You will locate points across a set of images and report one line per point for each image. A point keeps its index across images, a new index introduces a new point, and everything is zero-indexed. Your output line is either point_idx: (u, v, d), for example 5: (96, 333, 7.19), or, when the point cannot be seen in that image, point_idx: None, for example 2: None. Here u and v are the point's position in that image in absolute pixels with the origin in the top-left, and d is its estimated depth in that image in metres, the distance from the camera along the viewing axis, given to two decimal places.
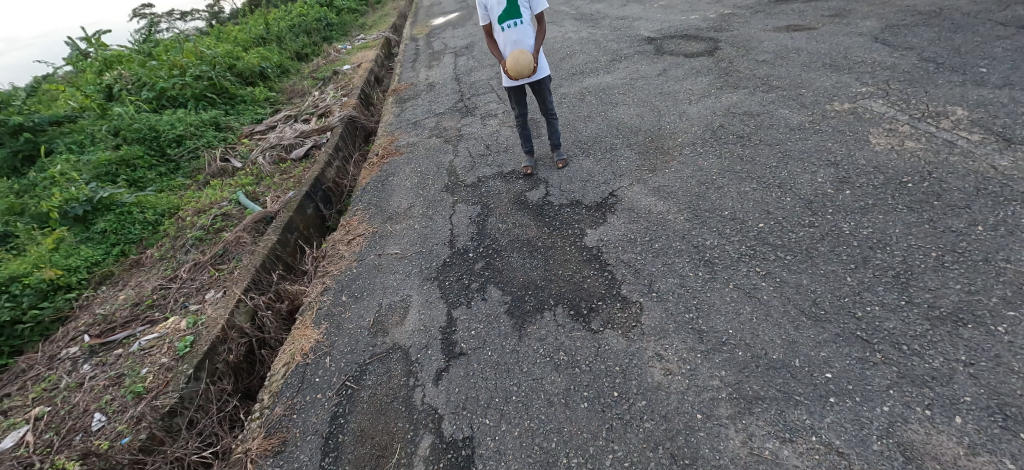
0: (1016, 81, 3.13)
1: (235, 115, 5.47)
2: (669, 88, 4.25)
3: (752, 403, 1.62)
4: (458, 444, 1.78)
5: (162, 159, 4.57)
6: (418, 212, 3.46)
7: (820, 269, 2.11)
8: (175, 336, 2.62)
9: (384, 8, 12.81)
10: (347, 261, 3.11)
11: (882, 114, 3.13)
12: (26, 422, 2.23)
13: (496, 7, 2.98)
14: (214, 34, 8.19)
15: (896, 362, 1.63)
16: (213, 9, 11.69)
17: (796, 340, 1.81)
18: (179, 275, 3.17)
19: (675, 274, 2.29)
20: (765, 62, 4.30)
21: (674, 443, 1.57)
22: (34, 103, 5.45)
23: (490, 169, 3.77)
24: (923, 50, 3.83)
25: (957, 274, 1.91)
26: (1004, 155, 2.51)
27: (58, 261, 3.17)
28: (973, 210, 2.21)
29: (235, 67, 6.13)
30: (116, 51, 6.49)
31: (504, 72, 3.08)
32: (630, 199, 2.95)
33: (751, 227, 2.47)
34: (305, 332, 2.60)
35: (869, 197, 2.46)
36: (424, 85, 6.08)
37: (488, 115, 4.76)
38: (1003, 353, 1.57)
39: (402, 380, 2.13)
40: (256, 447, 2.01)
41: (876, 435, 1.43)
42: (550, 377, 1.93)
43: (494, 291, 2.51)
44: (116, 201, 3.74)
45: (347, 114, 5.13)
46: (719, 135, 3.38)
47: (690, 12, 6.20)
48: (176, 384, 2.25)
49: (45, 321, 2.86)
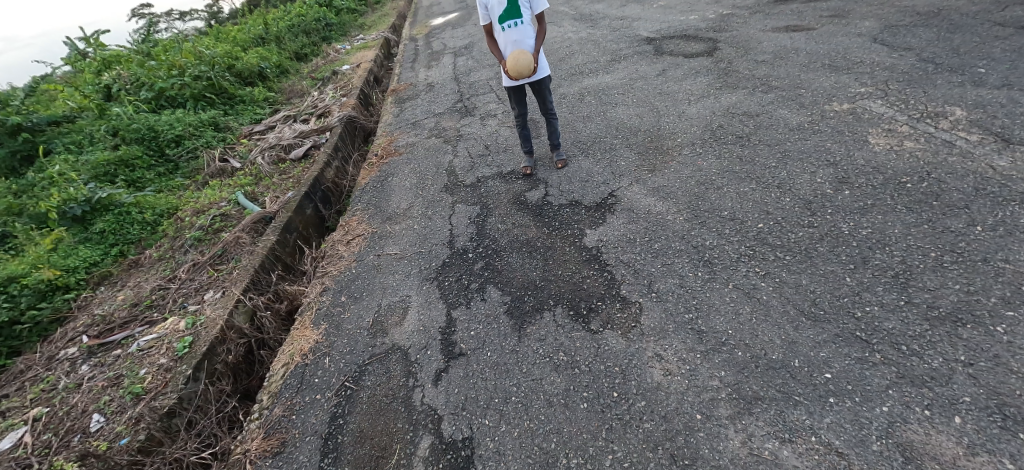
0: (1014, 81, 3.14)
1: (234, 115, 5.46)
2: (668, 88, 4.26)
3: (752, 403, 1.63)
4: (458, 444, 1.78)
5: (161, 159, 4.56)
6: (417, 212, 3.46)
7: (819, 269, 2.12)
8: (174, 337, 2.61)
9: (383, 8, 12.82)
10: (346, 261, 3.11)
11: (881, 114, 3.14)
12: (24, 423, 2.22)
13: (496, 7, 2.98)
14: (214, 35, 8.18)
15: (896, 362, 1.63)
16: (213, 9, 11.66)
17: (796, 340, 1.81)
18: (178, 276, 3.17)
19: (675, 275, 2.30)
20: (765, 62, 4.30)
21: (674, 443, 1.57)
22: (32, 103, 5.44)
23: (489, 169, 3.77)
24: (922, 50, 3.84)
25: (956, 274, 1.92)
26: (1003, 155, 2.52)
27: (57, 262, 3.16)
28: (972, 210, 2.22)
29: (235, 67, 6.13)
30: (114, 51, 6.48)
31: (504, 72, 3.08)
32: (629, 199, 2.96)
33: (751, 227, 2.47)
34: (305, 332, 2.60)
35: (868, 197, 2.46)
36: (424, 85, 6.08)
37: (487, 115, 4.76)
38: (1002, 353, 1.58)
39: (402, 381, 2.13)
40: (256, 448, 2.01)
41: (875, 435, 1.43)
42: (550, 377, 1.93)
43: (494, 291, 2.50)
44: (115, 201, 3.73)
45: (347, 114, 5.12)
46: (719, 135, 3.38)
47: (689, 12, 6.21)
48: (175, 384, 2.25)
49: (44, 321, 2.85)
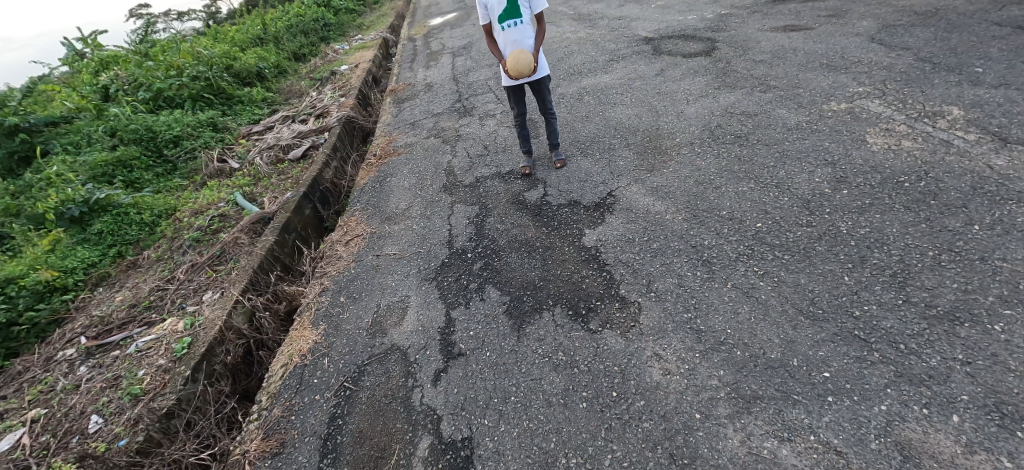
0: (1011, 81, 3.15)
1: (232, 115, 5.46)
2: (667, 88, 4.26)
3: (751, 403, 1.63)
4: (458, 444, 1.78)
5: (159, 159, 4.55)
6: (416, 212, 3.45)
7: (817, 268, 2.12)
8: (172, 338, 2.61)
9: (382, 9, 12.81)
10: (345, 261, 3.11)
11: (878, 114, 3.15)
12: (21, 425, 2.22)
13: (495, 7, 2.98)
14: (212, 35, 8.17)
15: (894, 361, 1.64)
16: (210, 9, 11.66)
17: (794, 339, 1.82)
18: (176, 277, 3.16)
19: (674, 274, 2.30)
20: (763, 62, 4.31)
21: (673, 442, 1.57)
22: (30, 103, 5.43)
23: (488, 169, 3.77)
24: (920, 50, 3.85)
25: (953, 273, 1.92)
26: (1000, 154, 2.52)
27: (54, 263, 3.15)
28: (969, 209, 2.22)
29: (233, 67, 6.12)
30: (112, 52, 6.46)
31: (504, 71, 3.08)
32: (628, 199, 2.96)
33: (749, 226, 2.47)
34: (303, 333, 2.59)
35: (866, 197, 2.47)
36: (422, 85, 6.07)
37: (486, 115, 4.77)
38: (1000, 351, 1.58)
39: (401, 381, 2.13)
40: (254, 449, 2.00)
41: (874, 434, 1.43)
42: (549, 377, 1.93)
43: (493, 291, 2.50)
44: (113, 202, 3.73)
45: (345, 114, 5.12)
46: (718, 135, 3.39)
47: (688, 12, 6.21)
48: (173, 385, 2.24)
49: (41, 323, 2.84)
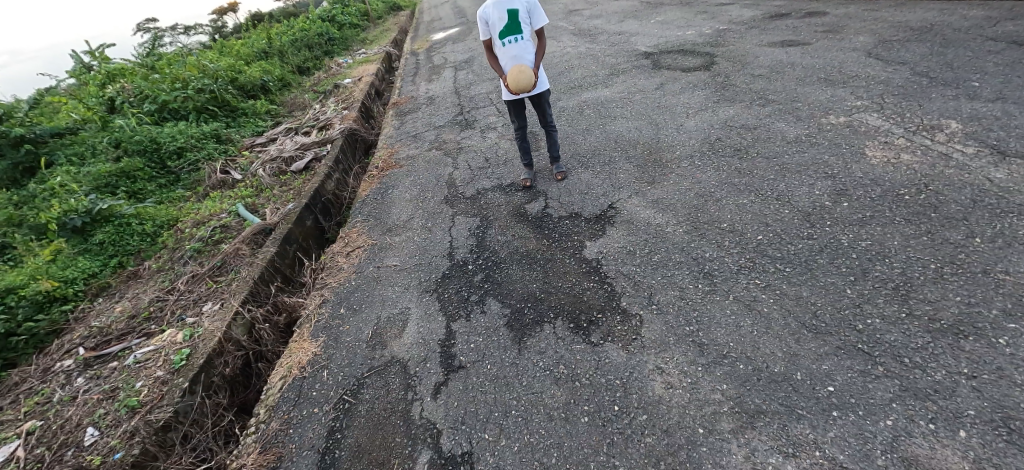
0: (1007, 95, 3.20)
1: (236, 127, 5.53)
2: (667, 102, 4.30)
3: (754, 418, 1.61)
4: (457, 459, 1.75)
5: (162, 171, 4.59)
6: (417, 224, 3.47)
7: (820, 281, 2.12)
8: (171, 349, 2.59)
9: (385, 24, 13.09)
10: (346, 273, 3.10)
11: (877, 127, 3.17)
12: (16, 437, 2.20)
13: (494, 23, 3.05)
14: (218, 48, 8.29)
15: (898, 375, 1.62)
16: (216, 24, 11.86)
17: (797, 353, 1.80)
18: (176, 288, 3.15)
19: (675, 287, 2.29)
20: (761, 77, 4.35)
21: (675, 458, 1.55)
22: (37, 115, 5.46)
23: (490, 181, 3.78)
24: (916, 65, 3.90)
25: (956, 286, 1.91)
26: (999, 168, 2.53)
27: (56, 273, 3.15)
28: (970, 221, 2.23)
29: (237, 80, 6.18)
30: (119, 64, 6.54)
31: (505, 85, 3.10)
32: (629, 212, 2.97)
33: (751, 239, 2.47)
34: (302, 345, 2.57)
35: (866, 209, 2.47)
36: (424, 99, 6.14)
37: (488, 128, 4.81)
38: (1006, 365, 1.57)
39: (400, 394, 2.11)
40: (251, 463, 1.97)
41: (880, 450, 1.41)
42: (550, 391, 1.91)
43: (494, 303, 2.50)
44: (115, 212, 3.71)
45: (348, 127, 5.17)
46: (717, 148, 3.42)
47: (686, 27, 6.31)
48: (171, 398, 2.22)
49: (41, 333, 2.84)
